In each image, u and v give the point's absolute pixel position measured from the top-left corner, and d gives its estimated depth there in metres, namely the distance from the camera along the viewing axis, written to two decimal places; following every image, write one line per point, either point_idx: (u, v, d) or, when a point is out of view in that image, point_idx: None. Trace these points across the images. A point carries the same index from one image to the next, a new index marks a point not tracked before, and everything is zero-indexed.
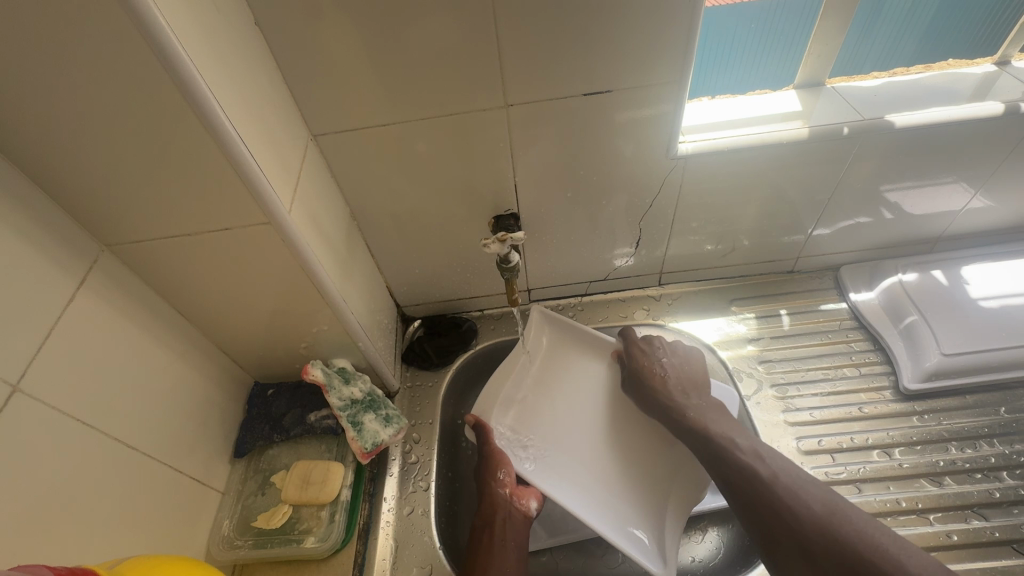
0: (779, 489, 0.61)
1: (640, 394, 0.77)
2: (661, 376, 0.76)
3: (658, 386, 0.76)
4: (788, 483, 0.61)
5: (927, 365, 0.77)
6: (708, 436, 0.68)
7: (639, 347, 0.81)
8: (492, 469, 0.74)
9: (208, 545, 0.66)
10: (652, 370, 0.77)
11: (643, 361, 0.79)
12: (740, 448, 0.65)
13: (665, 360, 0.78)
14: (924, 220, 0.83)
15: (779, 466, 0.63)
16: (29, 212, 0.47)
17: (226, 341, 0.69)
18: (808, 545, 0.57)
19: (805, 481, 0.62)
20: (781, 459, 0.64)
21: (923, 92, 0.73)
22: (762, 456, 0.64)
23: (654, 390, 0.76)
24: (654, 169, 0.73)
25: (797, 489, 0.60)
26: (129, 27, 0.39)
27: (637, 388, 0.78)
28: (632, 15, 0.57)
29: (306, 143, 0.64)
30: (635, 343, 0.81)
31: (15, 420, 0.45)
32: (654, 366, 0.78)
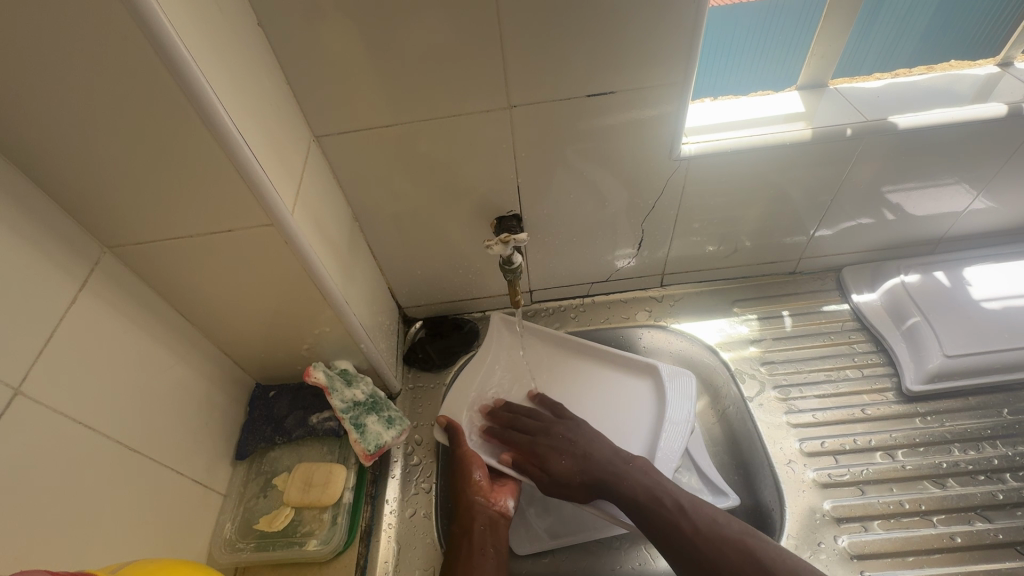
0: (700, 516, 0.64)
1: (559, 486, 0.70)
2: (576, 449, 0.71)
3: (580, 461, 0.70)
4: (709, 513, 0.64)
5: (930, 367, 0.77)
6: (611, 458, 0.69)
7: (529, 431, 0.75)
8: (468, 468, 0.72)
9: (210, 547, 0.65)
10: (569, 452, 0.71)
11: (551, 447, 0.72)
12: (665, 507, 0.64)
13: (569, 433, 0.73)
14: (926, 221, 0.83)
15: (700, 515, 0.64)
16: (31, 214, 0.47)
17: (227, 342, 0.69)
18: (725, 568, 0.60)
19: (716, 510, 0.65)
20: (698, 501, 0.66)
21: (925, 94, 0.73)
22: (684, 507, 0.64)
23: (583, 471, 0.69)
24: (657, 170, 0.72)
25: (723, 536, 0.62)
26: (131, 28, 0.39)
27: (563, 485, 0.69)
28: (634, 16, 0.57)
29: (309, 144, 0.64)
30: (525, 422, 0.77)
31: (18, 423, 0.45)
32: (565, 440, 0.72)
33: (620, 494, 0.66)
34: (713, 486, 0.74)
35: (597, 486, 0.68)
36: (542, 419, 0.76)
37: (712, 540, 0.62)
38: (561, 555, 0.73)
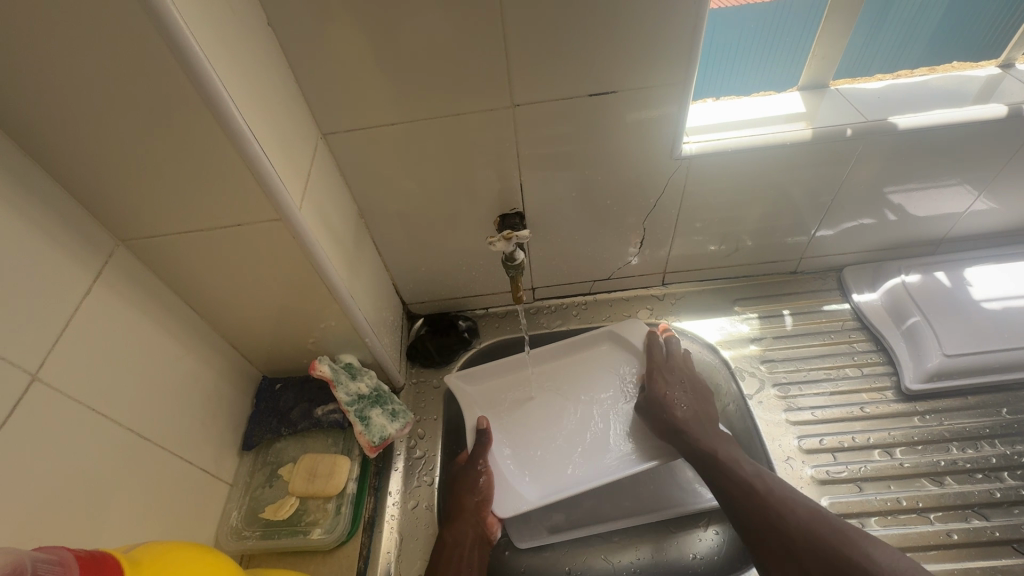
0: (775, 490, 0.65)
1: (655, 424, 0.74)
2: (671, 401, 0.75)
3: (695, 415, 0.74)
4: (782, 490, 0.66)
5: (929, 366, 0.78)
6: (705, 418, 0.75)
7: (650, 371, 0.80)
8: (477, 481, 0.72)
9: (217, 535, 0.67)
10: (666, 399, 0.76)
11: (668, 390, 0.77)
12: (742, 467, 0.68)
13: (677, 388, 0.77)
14: (928, 222, 0.83)
15: (776, 484, 0.66)
16: (49, 207, 0.49)
17: (235, 335, 0.70)
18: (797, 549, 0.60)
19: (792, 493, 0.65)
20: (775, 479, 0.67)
21: (926, 95, 0.73)
22: (761, 474, 0.67)
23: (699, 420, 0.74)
24: (658, 169, 0.73)
25: (796, 502, 0.63)
26: (148, 27, 0.40)
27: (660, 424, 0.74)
28: (635, 16, 0.58)
29: (316, 142, 0.65)
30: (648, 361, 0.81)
31: (33, 408, 0.46)
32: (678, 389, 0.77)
33: (692, 442, 0.71)
34: None
35: (675, 433, 0.72)
36: (677, 370, 0.80)
37: (771, 521, 0.63)
38: (561, 549, 0.74)
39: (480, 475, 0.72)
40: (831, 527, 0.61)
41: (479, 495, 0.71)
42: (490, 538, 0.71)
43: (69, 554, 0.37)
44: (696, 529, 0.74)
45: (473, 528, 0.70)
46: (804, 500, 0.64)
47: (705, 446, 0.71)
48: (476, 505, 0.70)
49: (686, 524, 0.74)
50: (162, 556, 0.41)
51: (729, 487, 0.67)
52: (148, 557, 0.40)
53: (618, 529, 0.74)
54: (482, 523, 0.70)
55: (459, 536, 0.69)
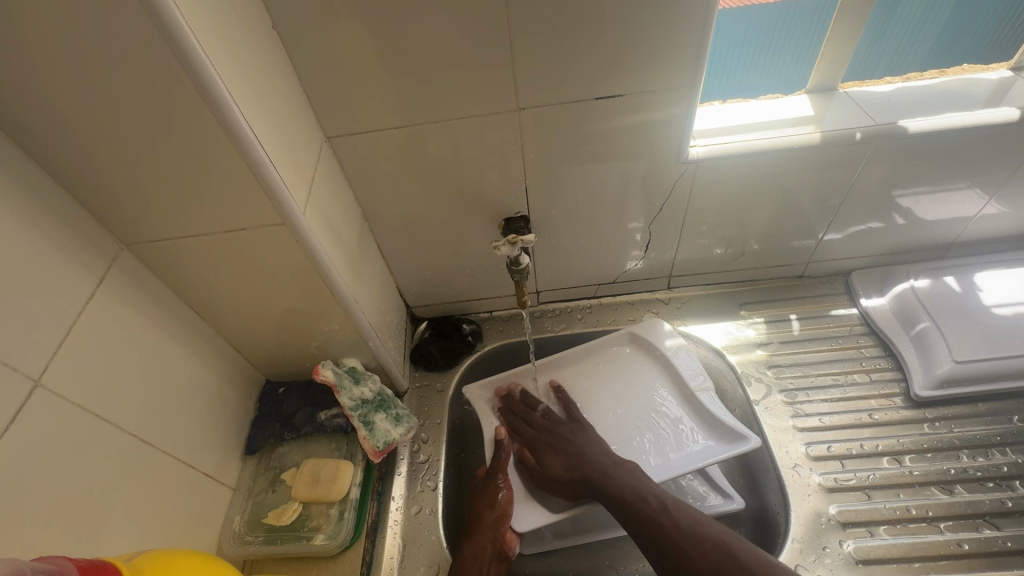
0: (685, 523, 0.63)
1: (549, 482, 0.70)
2: (566, 448, 0.72)
3: (571, 461, 0.70)
4: (692, 518, 0.63)
5: (939, 372, 0.77)
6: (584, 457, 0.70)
7: (533, 432, 0.76)
8: (493, 491, 0.71)
9: (219, 540, 0.66)
10: (559, 449, 0.72)
11: (549, 445, 0.73)
12: (650, 505, 0.64)
13: (566, 434, 0.74)
14: (937, 226, 0.82)
15: (684, 516, 0.63)
16: (53, 211, 0.49)
17: (239, 339, 0.70)
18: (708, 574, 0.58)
19: (704, 517, 0.64)
20: (682, 503, 0.65)
21: (936, 98, 0.72)
22: (668, 507, 0.64)
23: (570, 471, 0.69)
24: (664, 173, 0.73)
25: (704, 537, 0.61)
26: (151, 31, 0.40)
27: (554, 484, 0.70)
28: (642, 19, 0.57)
29: (321, 145, 0.65)
30: (529, 421, 0.78)
31: (38, 414, 0.46)
32: (564, 438, 0.73)
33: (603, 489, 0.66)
34: (719, 488, 0.75)
35: (585, 486, 0.68)
36: (551, 419, 0.77)
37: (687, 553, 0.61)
38: (566, 555, 0.74)
39: (499, 488, 0.71)
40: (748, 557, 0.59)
41: (499, 508, 0.69)
42: (508, 554, 0.69)
43: (71, 563, 0.36)
44: None
45: (492, 542, 0.68)
46: (717, 528, 0.62)
47: (613, 485, 0.66)
48: (494, 519, 0.68)
49: None
50: (163, 565, 0.40)
51: (650, 533, 0.63)
52: (150, 566, 0.40)
53: (623, 535, 0.74)
54: (501, 539, 0.68)
55: (478, 550, 0.67)
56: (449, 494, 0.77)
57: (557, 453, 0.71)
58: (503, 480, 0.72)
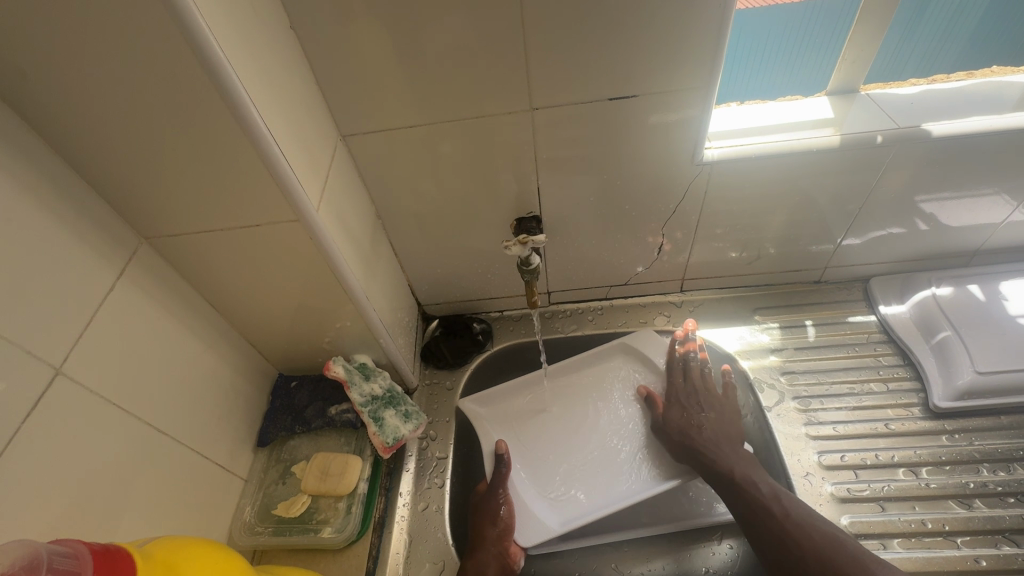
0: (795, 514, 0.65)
1: (664, 437, 0.77)
2: (693, 416, 0.76)
3: (689, 427, 0.75)
4: (805, 511, 0.65)
5: (959, 383, 0.75)
6: (724, 437, 0.74)
7: (678, 388, 0.80)
8: (493, 506, 0.72)
9: (231, 529, 0.68)
10: (688, 415, 0.76)
11: (683, 405, 0.78)
12: (759, 490, 0.67)
13: (704, 402, 0.78)
14: (961, 232, 0.80)
15: (795, 507, 0.65)
16: (74, 204, 0.50)
17: (252, 332, 0.71)
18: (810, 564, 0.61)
19: (817, 514, 0.65)
20: (795, 498, 0.67)
21: (963, 101, 0.70)
22: (779, 496, 0.66)
23: (685, 435, 0.74)
24: (678, 174, 0.72)
25: (809, 530, 0.63)
26: (173, 31, 0.41)
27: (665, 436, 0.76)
28: (660, 18, 0.56)
29: (335, 143, 0.66)
30: (678, 375, 0.81)
31: (56, 401, 0.47)
32: (696, 408, 0.77)
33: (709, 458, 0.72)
34: None
35: (695, 454, 0.73)
36: (703, 384, 0.80)
37: (803, 542, 0.62)
38: (570, 556, 0.74)
39: (500, 504, 0.72)
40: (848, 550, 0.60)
41: (501, 524, 0.70)
42: (513, 569, 0.70)
43: (84, 547, 0.37)
44: (709, 542, 0.73)
45: (495, 558, 0.68)
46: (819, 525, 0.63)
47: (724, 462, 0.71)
48: (497, 535, 0.70)
49: (701, 534, 0.74)
50: (174, 553, 0.41)
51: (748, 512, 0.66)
52: (162, 553, 0.41)
53: (629, 538, 0.74)
54: (505, 553, 0.69)
55: (480, 565, 0.67)
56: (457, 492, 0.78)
57: (702, 421, 0.76)
58: (505, 496, 0.73)
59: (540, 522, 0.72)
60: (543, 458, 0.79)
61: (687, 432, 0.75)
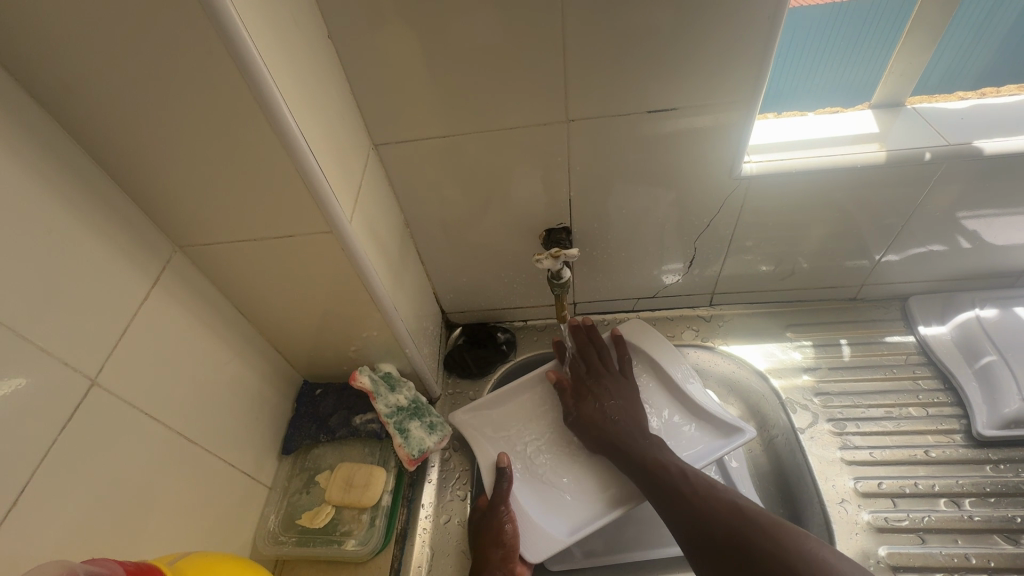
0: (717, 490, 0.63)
1: (580, 428, 0.76)
2: (603, 404, 0.76)
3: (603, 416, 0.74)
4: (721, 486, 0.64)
5: (1006, 411, 0.72)
6: (638, 422, 0.73)
7: (580, 374, 0.80)
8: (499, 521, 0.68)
9: (255, 538, 0.67)
10: (600, 406, 0.76)
11: (594, 393, 0.77)
12: (668, 471, 0.66)
13: (610, 390, 0.77)
14: (1007, 252, 0.77)
15: (700, 482, 0.64)
16: (113, 213, 0.50)
17: (280, 340, 0.71)
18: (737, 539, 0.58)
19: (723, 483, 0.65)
20: (702, 473, 0.66)
21: (1016, 117, 0.67)
22: (686, 474, 0.66)
23: (602, 425, 0.73)
24: (713, 188, 0.70)
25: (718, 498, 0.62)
26: (217, 45, 0.41)
27: (585, 430, 0.75)
28: (704, 31, 0.55)
29: (368, 152, 0.65)
30: (580, 365, 0.81)
31: (91, 410, 0.48)
32: (607, 393, 0.77)
33: (625, 437, 0.71)
34: None
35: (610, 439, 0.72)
36: (605, 366, 0.80)
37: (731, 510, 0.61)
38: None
39: (505, 522, 0.68)
40: (764, 516, 0.59)
41: (506, 544, 0.66)
42: None
43: (120, 565, 0.37)
44: None
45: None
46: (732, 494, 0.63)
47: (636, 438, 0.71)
48: (502, 557, 0.65)
49: None
50: (205, 570, 0.41)
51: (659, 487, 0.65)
52: (193, 569, 0.41)
53: (653, 559, 0.72)
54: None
55: None
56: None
57: (609, 407, 0.75)
58: (508, 513, 0.69)
59: (546, 535, 0.68)
60: (541, 469, 0.76)
61: (602, 416, 0.74)
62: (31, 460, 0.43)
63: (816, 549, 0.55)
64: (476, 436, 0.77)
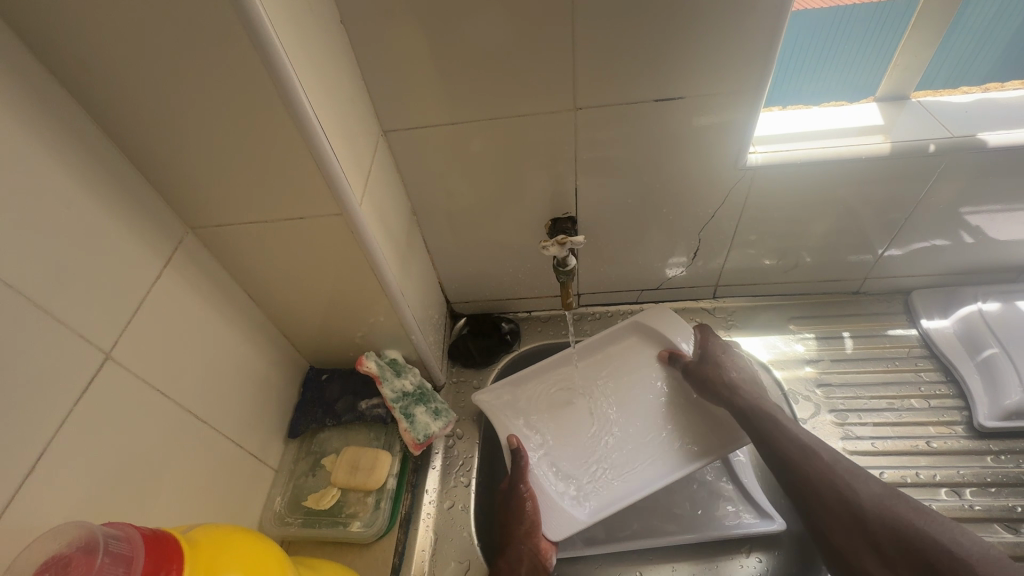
0: (838, 469, 0.63)
1: (700, 389, 0.75)
2: (727, 372, 0.75)
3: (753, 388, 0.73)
4: (848, 468, 0.63)
5: (1006, 403, 0.72)
6: (759, 398, 0.71)
7: (709, 340, 0.79)
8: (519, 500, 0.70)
9: (261, 518, 0.68)
10: (727, 372, 0.75)
11: (710, 359, 0.76)
12: (791, 447, 0.65)
13: (728, 356, 0.77)
14: (1010, 247, 0.78)
15: (826, 460, 0.63)
16: (126, 192, 0.51)
17: (287, 324, 0.72)
18: (865, 523, 0.58)
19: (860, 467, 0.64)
20: (835, 451, 0.65)
21: (1022, 110, 0.67)
22: (811, 451, 0.64)
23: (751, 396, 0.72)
24: (719, 179, 0.71)
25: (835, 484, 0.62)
26: (234, 25, 0.41)
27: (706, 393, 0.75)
28: (715, 21, 0.55)
29: (377, 139, 0.66)
30: (710, 333, 0.80)
31: (104, 386, 0.48)
32: (722, 361, 0.76)
33: (739, 401, 0.70)
34: (760, 508, 0.73)
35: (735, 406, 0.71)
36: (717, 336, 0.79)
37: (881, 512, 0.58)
38: (596, 562, 0.73)
39: (526, 500, 0.69)
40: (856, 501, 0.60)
41: (529, 519, 0.68)
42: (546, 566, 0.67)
43: (136, 531, 0.38)
44: (737, 555, 0.72)
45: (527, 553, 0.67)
46: (846, 471, 0.62)
47: (752, 405, 0.70)
48: (525, 532, 0.67)
49: (731, 546, 0.72)
50: (217, 541, 0.42)
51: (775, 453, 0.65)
52: (206, 540, 0.41)
53: (655, 547, 0.72)
54: (535, 551, 0.67)
55: (513, 562, 0.66)
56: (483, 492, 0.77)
57: (727, 375, 0.74)
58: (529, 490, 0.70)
59: (570, 514, 0.67)
60: (567, 439, 0.77)
61: (711, 382, 0.74)
62: (45, 431, 0.43)
63: (965, 548, 0.53)
64: (498, 416, 0.77)
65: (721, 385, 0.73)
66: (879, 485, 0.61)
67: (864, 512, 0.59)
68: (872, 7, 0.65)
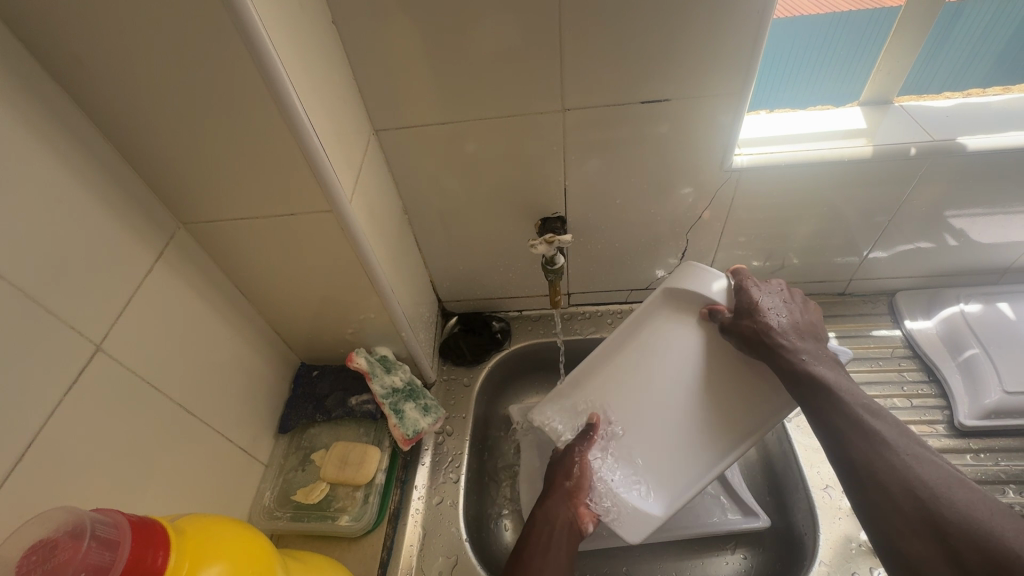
0: (904, 457, 0.48)
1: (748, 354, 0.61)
2: (785, 342, 0.58)
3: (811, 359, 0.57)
4: (925, 457, 0.47)
5: (986, 402, 0.74)
6: (819, 379, 0.55)
7: (755, 301, 0.62)
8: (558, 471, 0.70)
9: (251, 512, 0.69)
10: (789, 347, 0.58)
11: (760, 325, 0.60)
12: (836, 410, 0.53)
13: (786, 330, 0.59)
14: (992, 249, 0.79)
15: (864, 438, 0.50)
16: (119, 187, 0.52)
17: (278, 320, 0.73)
18: (937, 526, 0.44)
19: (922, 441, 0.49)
20: (906, 439, 0.49)
21: (1001, 116, 0.69)
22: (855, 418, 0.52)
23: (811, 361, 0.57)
24: (706, 180, 0.72)
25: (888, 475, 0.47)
26: (226, 23, 0.42)
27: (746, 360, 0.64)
28: (700, 24, 0.56)
29: (369, 138, 0.67)
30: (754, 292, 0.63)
31: (95, 376, 0.49)
32: (776, 330, 0.59)
33: (790, 364, 0.57)
34: (744, 506, 0.74)
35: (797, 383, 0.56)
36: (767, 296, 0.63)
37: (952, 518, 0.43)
38: (583, 557, 0.74)
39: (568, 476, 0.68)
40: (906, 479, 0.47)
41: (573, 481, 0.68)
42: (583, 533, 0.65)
43: (124, 517, 0.38)
44: (723, 552, 0.74)
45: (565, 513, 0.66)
46: (910, 454, 0.48)
47: (802, 369, 0.56)
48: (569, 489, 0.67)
49: (716, 544, 0.74)
50: (205, 530, 0.42)
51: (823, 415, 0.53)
52: (193, 529, 0.42)
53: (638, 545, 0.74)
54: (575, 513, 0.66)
55: (550, 516, 0.66)
56: (472, 490, 0.79)
57: (792, 348, 0.58)
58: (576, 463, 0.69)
59: (641, 517, 0.64)
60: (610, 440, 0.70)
61: (753, 343, 0.60)
62: (36, 420, 0.44)
63: None
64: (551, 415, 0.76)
65: (769, 349, 0.59)
66: (942, 473, 0.46)
67: (928, 505, 0.45)
68: (869, 11, 0.66)
